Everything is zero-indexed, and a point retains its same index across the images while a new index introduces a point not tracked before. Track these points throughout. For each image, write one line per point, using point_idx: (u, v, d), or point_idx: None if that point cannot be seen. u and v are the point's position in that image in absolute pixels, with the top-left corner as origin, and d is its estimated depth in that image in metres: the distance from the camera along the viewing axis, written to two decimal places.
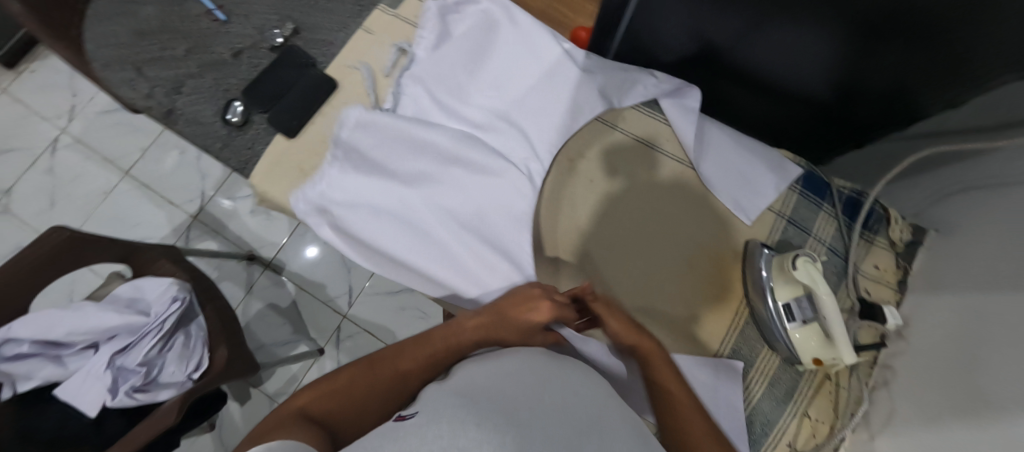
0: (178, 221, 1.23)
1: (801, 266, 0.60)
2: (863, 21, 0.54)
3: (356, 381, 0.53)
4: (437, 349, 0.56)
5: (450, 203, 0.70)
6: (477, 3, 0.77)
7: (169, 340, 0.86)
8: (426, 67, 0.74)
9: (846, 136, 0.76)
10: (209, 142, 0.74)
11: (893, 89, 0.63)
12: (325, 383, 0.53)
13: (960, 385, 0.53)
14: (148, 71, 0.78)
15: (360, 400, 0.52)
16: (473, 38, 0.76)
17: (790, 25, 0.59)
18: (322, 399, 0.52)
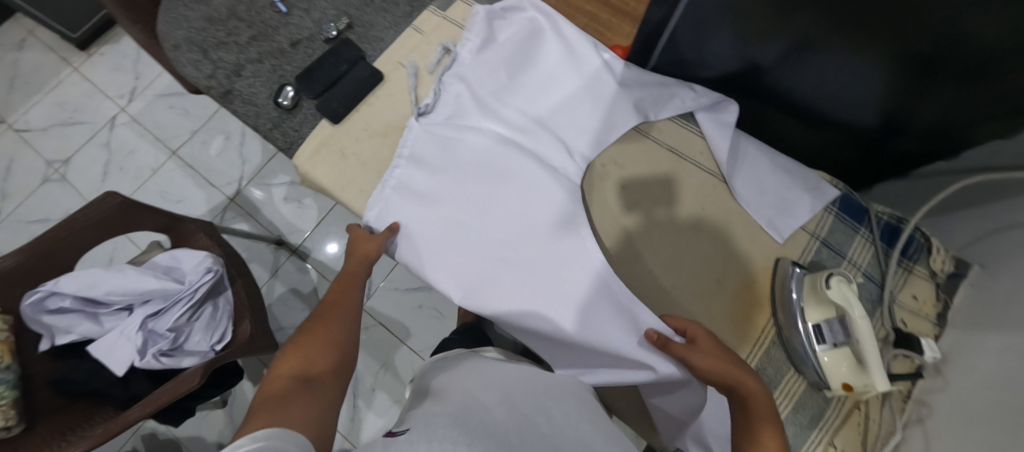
0: (216, 202, 1.28)
1: (835, 285, 0.58)
2: (917, 50, 0.54)
3: (307, 353, 0.60)
4: (346, 300, 0.68)
5: (483, 202, 0.69)
6: (522, 11, 0.77)
7: (197, 310, 0.89)
8: (469, 69, 0.76)
9: (889, 166, 0.75)
10: (261, 122, 0.79)
11: (940, 124, 0.63)
12: (287, 367, 0.58)
13: (1003, 423, 0.50)
14: (211, 52, 0.83)
15: (315, 364, 0.60)
16: (519, 41, 0.76)
17: (841, 50, 0.60)
18: (292, 375, 0.57)
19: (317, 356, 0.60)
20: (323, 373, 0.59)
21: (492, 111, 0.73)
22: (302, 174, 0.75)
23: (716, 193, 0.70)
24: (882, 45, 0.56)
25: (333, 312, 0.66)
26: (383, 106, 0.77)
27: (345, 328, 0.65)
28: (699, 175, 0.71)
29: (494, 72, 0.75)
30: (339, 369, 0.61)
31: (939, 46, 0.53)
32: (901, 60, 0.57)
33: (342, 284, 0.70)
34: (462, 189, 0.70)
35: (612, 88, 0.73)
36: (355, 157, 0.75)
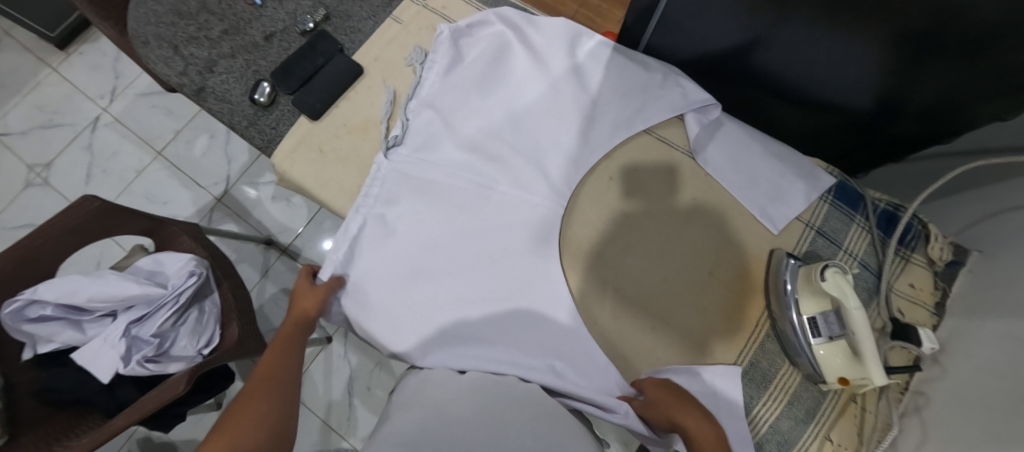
0: (203, 202, 1.26)
1: (831, 277, 0.56)
2: (915, 24, 0.52)
3: (236, 430, 0.53)
4: (283, 368, 0.62)
5: (465, 216, 0.67)
6: (490, 27, 0.75)
7: (183, 315, 0.88)
8: (433, 93, 0.73)
9: (885, 152, 0.73)
10: (236, 120, 0.76)
11: (936, 106, 0.60)
12: (216, 442, 0.52)
13: (1003, 415, 0.48)
14: (183, 48, 0.80)
15: (244, 440, 0.52)
16: (491, 50, 0.74)
17: (835, 25, 0.57)
18: (223, 449, 0.51)
19: (250, 431, 0.54)
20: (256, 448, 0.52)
21: (461, 131, 0.71)
22: (281, 173, 0.73)
23: (707, 183, 0.68)
24: (879, 18, 0.53)
25: (266, 382, 0.60)
26: (363, 101, 0.74)
27: (280, 396, 0.59)
28: (691, 164, 0.68)
29: (464, 93, 0.72)
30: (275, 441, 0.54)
31: (937, 19, 0.50)
32: (896, 37, 0.54)
33: (281, 350, 0.64)
34: (445, 218, 0.67)
35: (594, 86, 0.72)
36: (334, 154, 0.73)
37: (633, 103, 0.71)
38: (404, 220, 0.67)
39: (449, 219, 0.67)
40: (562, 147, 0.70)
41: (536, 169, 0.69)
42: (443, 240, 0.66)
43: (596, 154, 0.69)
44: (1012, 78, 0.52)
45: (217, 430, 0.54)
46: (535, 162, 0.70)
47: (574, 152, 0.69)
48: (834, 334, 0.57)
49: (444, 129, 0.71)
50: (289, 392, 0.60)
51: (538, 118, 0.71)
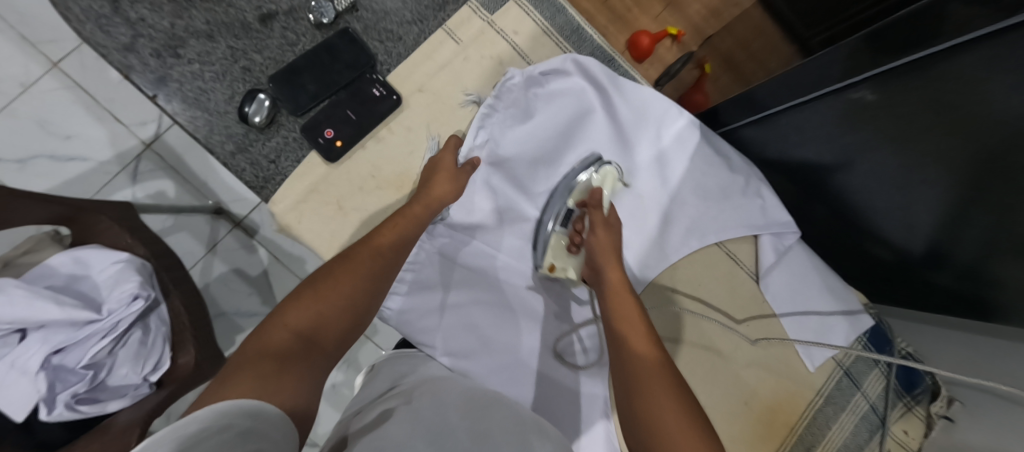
0: (125, 146, 0.99)
1: (602, 170, 0.61)
2: (976, 171, 0.50)
3: (326, 300, 0.46)
4: (388, 246, 0.52)
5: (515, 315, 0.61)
6: (568, 78, 0.61)
7: (123, 336, 0.72)
8: (494, 156, 0.60)
9: (912, 305, 0.71)
10: (216, 140, 0.55)
11: (973, 268, 0.59)
12: (310, 293, 0.46)
13: None
14: (128, 6, 0.54)
15: (333, 319, 0.46)
16: (567, 115, 0.62)
17: (894, 150, 0.56)
18: (306, 313, 0.45)
19: (339, 307, 0.46)
20: (332, 332, 0.45)
21: (525, 214, 0.63)
22: (280, 226, 0.57)
23: (761, 309, 0.66)
24: (937, 153, 0.52)
25: (377, 254, 0.51)
26: (399, 146, 0.59)
27: (378, 284, 0.50)
28: (753, 286, 0.66)
29: (528, 162, 0.61)
30: (348, 339, 0.47)
31: (992, 170, 0.49)
32: (950, 178, 0.53)
33: (404, 222, 0.54)
34: (495, 315, 0.60)
35: (675, 180, 0.64)
36: (356, 212, 0.57)
37: (712, 208, 0.64)
38: (454, 315, 0.58)
39: (492, 322, 0.59)
40: (630, 246, 0.64)
41: None
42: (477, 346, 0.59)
43: (666, 261, 0.64)
44: None
45: (315, 283, 0.47)
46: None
47: (638, 261, 0.64)
48: (576, 227, 0.62)
49: (490, 205, 0.61)
50: (387, 280, 0.51)
51: None
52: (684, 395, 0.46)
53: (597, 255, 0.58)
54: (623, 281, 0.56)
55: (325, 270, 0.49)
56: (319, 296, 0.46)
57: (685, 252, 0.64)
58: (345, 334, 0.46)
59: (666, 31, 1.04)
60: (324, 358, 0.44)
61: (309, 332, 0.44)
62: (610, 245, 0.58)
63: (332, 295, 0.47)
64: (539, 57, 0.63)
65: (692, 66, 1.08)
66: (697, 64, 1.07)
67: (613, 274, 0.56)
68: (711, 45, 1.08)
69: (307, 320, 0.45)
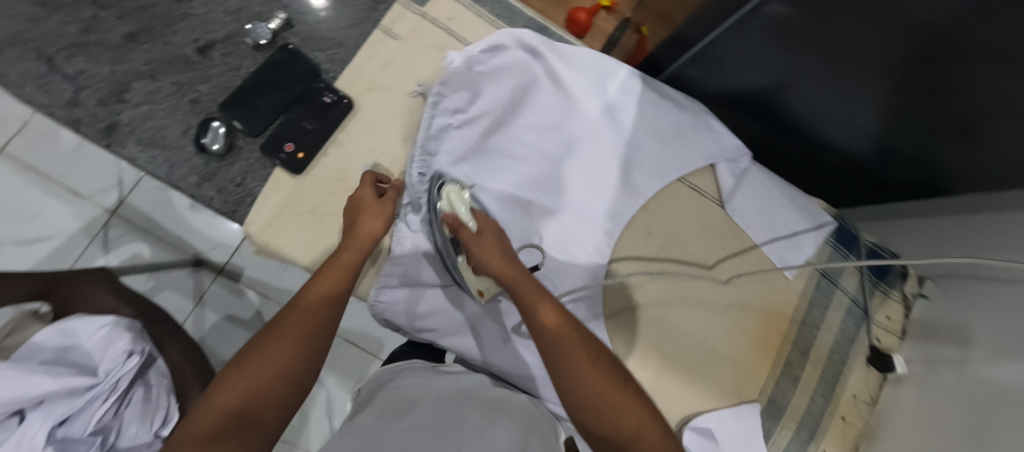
0: (89, 217, 0.97)
1: (444, 195, 0.56)
2: (906, 65, 0.52)
3: (259, 366, 0.41)
4: (327, 295, 0.48)
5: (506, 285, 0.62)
6: (507, 52, 0.65)
7: (124, 397, 0.71)
8: (451, 140, 0.62)
9: (873, 194, 0.76)
10: (179, 175, 0.57)
11: (921, 150, 0.63)
12: (239, 365, 0.42)
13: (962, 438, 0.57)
14: (63, 62, 0.58)
15: (271, 385, 0.41)
16: (513, 86, 0.64)
17: (823, 62, 0.58)
18: (236, 385, 0.40)
19: (278, 370, 0.42)
20: (272, 402, 0.41)
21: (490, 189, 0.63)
22: (258, 245, 0.57)
23: (733, 232, 0.70)
24: (866, 56, 0.54)
25: (317, 309, 0.47)
26: (360, 147, 0.60)
27: (323, 341, 0.46)
28: (720, 213, 0.70)
29: (485, 138, 0.63)
30: (291, 407, 0.42)
31: (927, 62, 0.50)
32: (888, 76, 0.55)
33: (340, 271, 0.51)
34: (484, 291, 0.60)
35: (630, 127, 0.67)
36: (331, 217, 0.58)
37: (669, 147, 0.68)
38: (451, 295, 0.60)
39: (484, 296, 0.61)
40: (602, 199, 0.66)
41: (573, 229, 0.66)
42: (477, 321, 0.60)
43: (638, 204, 0.67)
44: (985, 127, 0.54)
45: (244, 357, 0.42)
46: (577, 214, 0.66)
47: (610, 211, 0.66)
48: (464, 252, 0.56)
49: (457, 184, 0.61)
50: (329, 337, 0.47)
51: (570, 168, 0.66)
52: (637, 396, 0.46)
53: (488, 268, 0.52)
54: (521, 279, 0.51)
55: (258, 339, 0.44)
56: (253, 363, 0.42)
57: (654, 192, 0.67)
58: (285, 402, 0.41)
59: (600, 3, 1.09)
60: (259, 432, 0.39)
61: (240, 412, 0.39)
62: (491, 255, 0.52)
63: (267, 357, 0.42)
64: (477, 37, 0.65)
65: (629, 30, 1.14)
66: (636, 27, 1.11)
67: (515, 282, 0.51)
68: None
69: (238, 397, 0.40)
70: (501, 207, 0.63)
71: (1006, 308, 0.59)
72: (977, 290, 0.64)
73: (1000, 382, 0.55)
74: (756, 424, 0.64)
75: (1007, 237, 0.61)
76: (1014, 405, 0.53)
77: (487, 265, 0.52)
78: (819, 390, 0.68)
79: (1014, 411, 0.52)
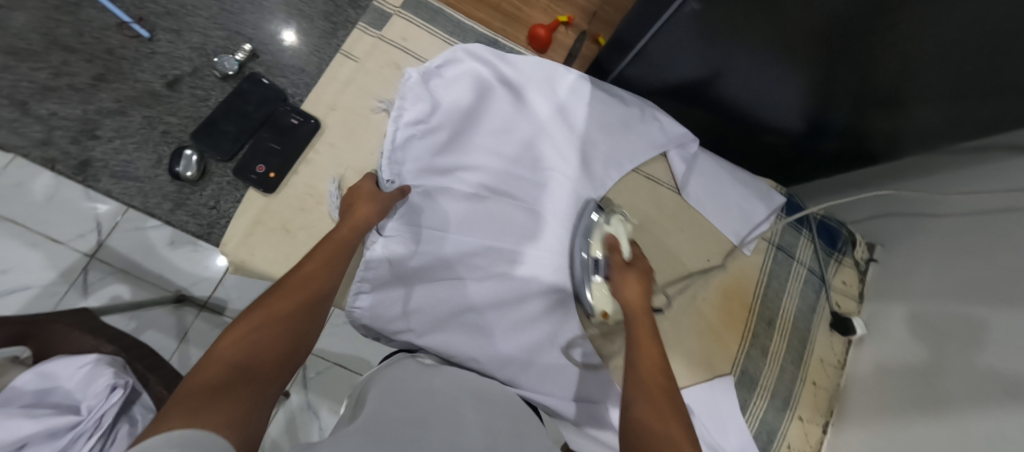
0: (67, 262, 0.96)
1: (614, 221, 0.65)
2: (822, 39, 0.57)
3: (256, 333, 0.44)
4: (322, 268, 0.53)
5: (477, 281, 0.64)
6: (459, 65, 0.69)
7: (109, 433, 0.70)
8: (411, 149, 0.65)
9: (816, 170, 0.81)
10: (155, 202, 0.64)
11: (852, 120, 0.68)
12: (240, 324, 0.45)
13: (923, 386, 0.60)
14: (37, 106, 0.66)
15: (273, 342, 0.44)
16: (469, 95, 0.68)
17: (747, 48, 0.64)
18: (241, 339, 0.43)
19: (279, 329, 0.45)
20: (275, 356, 0.44)
21: (453, 192, 0.66)
22: (234, 263, 0.59)
23: (690, 214, 0.75)
24: (784, 35, 0.59)
25: (307, 286, 0.50)
26: (328, 164, 0.63)
27: (313, 313, 0.49)
28: (677, 198, 0.74)
29: (446, 146, 0.67)
30: (289, 369, 0.45)
31: (838, 34, 0.56)
32: (809, 52, 0.60)
33: (329, 252, 0.54)
34: (457, 289, 0.63)
35: (581, 124, 0.71)
36: (303, 231, 0.61)
37: (619, 140, 0.72)
38: (426, 296, 0.63)
39: (458, 294, 0.63)
40: (562, 192, 0.69)
41: (539, 223, 0.68)
42: (455, 318, 0.63)
43: (597, 193, 0.70)
44: (902, 91, 0.59)
45: (247, 315, 0.45)
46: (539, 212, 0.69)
47: (572, 203, 0.69)
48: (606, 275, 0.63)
49: (421, 193, 0.65)
50: (323, 305, 0.51)
51: (528, 168, 0.69)
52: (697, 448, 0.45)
53: (620, 289, 0.59)
54: (639, 307, 0.58)
55: (253, 309, 0.47)
56: (251, 329, 0.45)
57: (609, 182, 0.71)
58: (287, 357, 0.44)
59: (558, 20, 1.13)
60: (263, 386, 0.41)
61: (243, 370, 0.41)
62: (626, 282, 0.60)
63: (267, 318, 0.46)
64: (432, 54, 0.70)
65: (589, 42, 1.18)
66: (592, 39, 1.18)
67: (637, 313, 0.57)
68: (599, 19, 1.19)
69: (242, 350, 0.42)
70: (467, 207, 0.66)
71: (954, 257, 0.63)
72: (925, 245, 0.69)
73: (956, 327, 0.59)
74: (728, 393, 0.68)
75: (946, 192, 0.66)
76: (971, 345, 0.56)
77: (622, 286, 0.59)
78: (788, 357, 0.72)
79: (972, 351, 0.56)
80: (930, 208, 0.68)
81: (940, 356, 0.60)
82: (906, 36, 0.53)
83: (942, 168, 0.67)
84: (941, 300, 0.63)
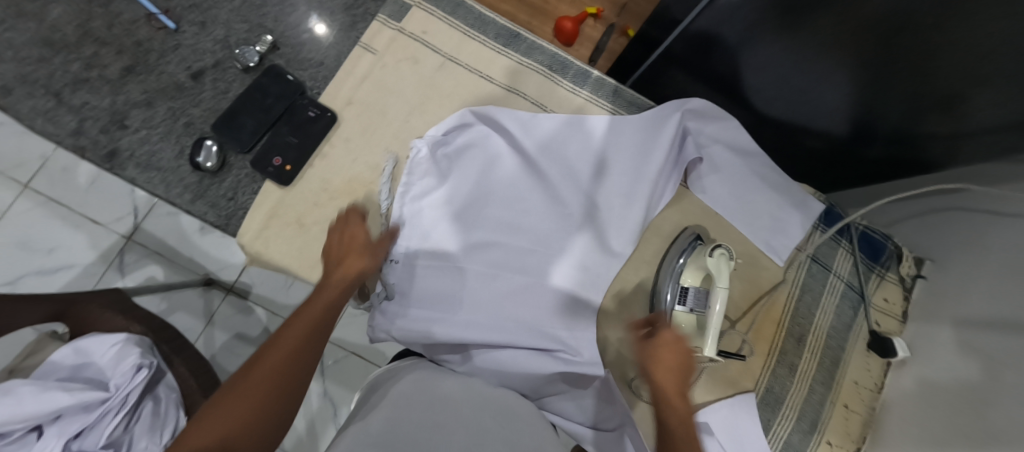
0: (107, 243, 1.01)
1: (716, 255, 0.61)
2: (868, 36, 0.53)
3: (251, 381, 0.44)
4: (318, 322, 0.51)
5: (488, 293, 0.63)
6: (470, 134, 0.67)
7: (135, 410, 0.73)
8: (427, 219, 0.64)
9: (863, 179, 0.74)
10: (173, 192, 0.63)
11: (900, 127, 0.62)
12: (227, 394, 0.44)
13: (968, 419, 0.55)
14: (70, 96, 0.64)
15: (253, 416, 0.42)
16: (486, 156, 0.67)
17: (781, 43, 0.60)
18: (222, 412, 0.42)
19: (263, 398, 0.44)
20: (254, 434, 0.42)
21: (470, 263, 0.64)
22: (250, 255, 0.60)
23: (715, 219, 0.71)
24: (825, 32, 0.55)
25: (314, 326, 0.50)
26: (342, 159, 0.63)
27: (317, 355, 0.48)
28: (701, 203, 0.71)
29: (462, 213, 0.65)
30: (271, 439, 0.43)
31: (887, 28, 0.51)
32: (855, 50, 0.55)
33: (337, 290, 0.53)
34: (467, 297, 0.63)
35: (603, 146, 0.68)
36: (317, 226, 0.62)
37: (643, 155, 0.67)
38: (438, 303, 0.63)
39: (470, 296, 0.63)
40: (580, 220, 0.67)
41: (556, 255, 0.66)
42: (465, 319, 0.62)
43: (626, 208, 0.66)
44: (958, 98, 0.53)
45: (232, 382, 0.44)
46: (556, 243, 0.66)
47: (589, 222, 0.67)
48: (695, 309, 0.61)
49: (438, 260, 0.64)
50: (312, 369, 0.48)
51: (549, 195, 0.67)
52: None
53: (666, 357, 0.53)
54: (679, 395, 0.52)
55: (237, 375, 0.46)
56: (247, 377, 0.45)
57: (633, 202, 0.66)
58: (266, 436, 0.42)
59: (586, 11, 1.09)
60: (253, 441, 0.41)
61: (238, 430, 0.41)
62: (671, 355, 0.53)
63: (253, 384, 0.44)
64: (451, 47, 0.68)
65: (617, 35, 1.14)
66: (621, 32, 1.13)
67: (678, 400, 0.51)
68: (628, 11, 1.14)
69: (220, 428, 0.41)
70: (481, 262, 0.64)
71: (1009, 278, 0.57)
72: (976, 262, 0.62)
73: (1011, 357, 0.53)
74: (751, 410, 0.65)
75: (1004, 203, 0.59)
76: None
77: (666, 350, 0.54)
78: (818, 377, 0.67)
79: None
80: (988, 218, 0.62)
81: (993, 385, 0.54)
82: (965, 33, 0.47)
83: (996, 178, 0.60)
84: (991, 330, 0.57)
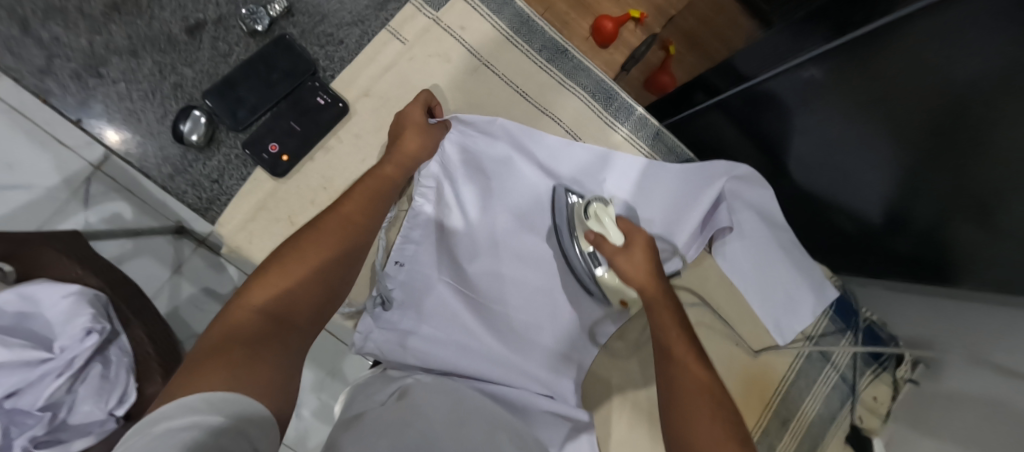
0: (73, 170, 0.92)
1: (592, 216, 0.56)
2: (925, 127, 0.49)
3: (298, 265, 0.44)
4: (362, 214, 0.51)
5: (481, 324, 0.60)
6: (497, 143, 0.60)
7: (81, 372, 0.58)
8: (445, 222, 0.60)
9: (879, 268, 0.68)
10: (151, 163, 0.53)
11: (932, 230, 0.56)
12: (273, 271, 0.43)
13: None
14: (39, 26, 0.51)
15: (301, 295, 0.43)
16: (508, 171, 0.62)
17: (843, 111, 0.56)
18: (268, 291, 0.42)
19: (309, 284, 0.44)
20: (305, 309, 0.43)
21: (477, 284, 0.60)
22: (229, 249, 0.54)
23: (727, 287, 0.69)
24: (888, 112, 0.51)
25: (308, 262, 0.45)
26: (348, 156, 0.57)
27: (314, 289, 0.44)
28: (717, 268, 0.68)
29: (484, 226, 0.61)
30: (318, 320, 0.44)
31: (942, 121, 0.47)
32: (907, 138, 0.51)
33: (336, 224, 0.49)
34: (462, 320, 0.59)
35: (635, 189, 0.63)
36: None
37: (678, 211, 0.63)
38: (432, 324, 0.58)
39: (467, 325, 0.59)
40: None
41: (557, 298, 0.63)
42: (457, 354, 0.57)
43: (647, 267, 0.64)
44: (996, 214, 0.48)
45: (280, 260, 0.44)
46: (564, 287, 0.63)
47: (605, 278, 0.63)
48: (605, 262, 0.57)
49: (442, 271, 0.60)
50: (356, 253, 0.49)
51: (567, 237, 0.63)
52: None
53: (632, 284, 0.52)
54: (662, 296, 0.51)
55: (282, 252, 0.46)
56: (298, 259, 0.45)
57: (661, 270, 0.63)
58: (316, 311, 0.44)
59: (631, 13, 0.98)
60: (268, 371, 0.36)
61: (290, 307, 0.42)
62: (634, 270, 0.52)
63: (301, 267, 0.44)
64: (488, 52, 0.61)
65: (656, 47, 1.04)
66: (661, 45, 1.03)
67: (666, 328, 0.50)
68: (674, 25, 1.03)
69: (273, 298, 0.42)
70: (483, 289, 0.61)
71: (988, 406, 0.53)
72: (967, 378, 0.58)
73: None
74: None
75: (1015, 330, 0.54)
76: None
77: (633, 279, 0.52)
78: None
79: None
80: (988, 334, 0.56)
81: None
82: (1010, 126, 0.42)
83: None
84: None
